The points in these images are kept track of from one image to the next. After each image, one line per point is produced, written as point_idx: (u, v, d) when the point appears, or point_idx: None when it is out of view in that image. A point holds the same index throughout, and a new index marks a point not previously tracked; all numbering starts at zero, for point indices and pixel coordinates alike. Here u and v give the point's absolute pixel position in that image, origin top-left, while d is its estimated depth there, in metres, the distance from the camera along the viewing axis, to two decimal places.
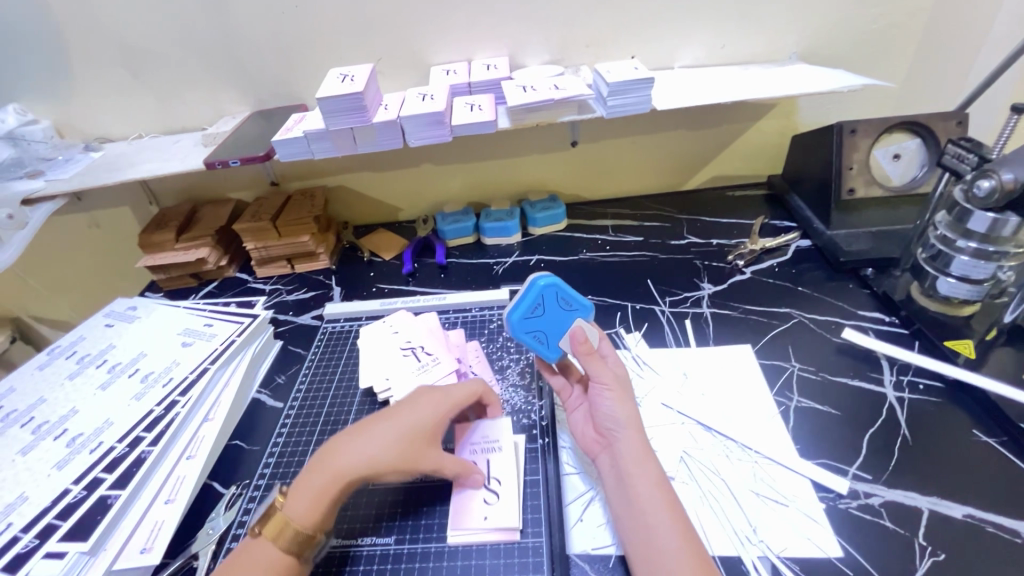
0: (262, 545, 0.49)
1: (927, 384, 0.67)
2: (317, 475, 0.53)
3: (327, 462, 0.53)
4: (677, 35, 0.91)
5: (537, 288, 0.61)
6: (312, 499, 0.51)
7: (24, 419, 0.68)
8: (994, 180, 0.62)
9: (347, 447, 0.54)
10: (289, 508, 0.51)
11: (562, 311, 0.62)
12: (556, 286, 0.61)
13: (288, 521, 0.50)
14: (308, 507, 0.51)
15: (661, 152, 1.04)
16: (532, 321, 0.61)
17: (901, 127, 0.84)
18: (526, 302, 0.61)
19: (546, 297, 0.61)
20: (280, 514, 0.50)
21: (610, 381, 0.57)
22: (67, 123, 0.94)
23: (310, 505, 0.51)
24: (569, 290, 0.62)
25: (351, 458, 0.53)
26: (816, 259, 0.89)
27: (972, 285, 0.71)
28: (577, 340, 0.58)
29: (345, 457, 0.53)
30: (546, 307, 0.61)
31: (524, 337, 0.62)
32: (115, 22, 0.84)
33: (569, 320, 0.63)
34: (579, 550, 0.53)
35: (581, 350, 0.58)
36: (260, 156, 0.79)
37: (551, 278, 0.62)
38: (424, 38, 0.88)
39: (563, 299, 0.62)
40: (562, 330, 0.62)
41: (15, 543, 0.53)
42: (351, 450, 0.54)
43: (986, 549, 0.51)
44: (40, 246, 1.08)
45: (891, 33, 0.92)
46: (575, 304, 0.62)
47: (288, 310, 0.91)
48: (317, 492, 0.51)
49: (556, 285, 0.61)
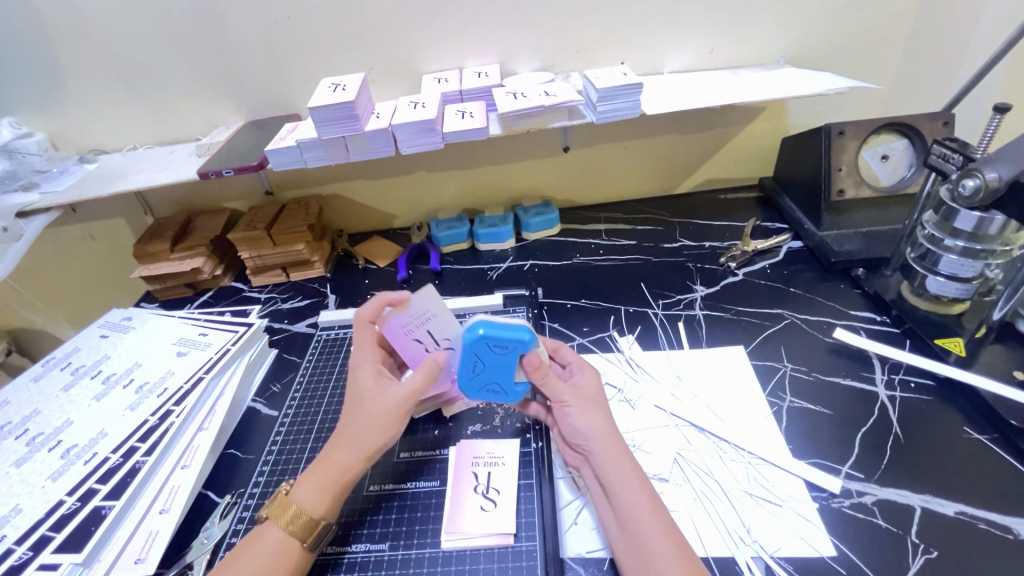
0: (264, 533, 0.51)
1: (919, 382, 0.68)
2: (324, 474, 0.54)
3: (326, 463, 0.54)
4: (665, 41, 0.92)
5: (466, 347, 0.56)
6: (325, 495, 0.53)
7: (18, 431, 0.68)
8: (979, 179, 0.61)
9: (344, 444, 0.55)
10: (301, 500, 0.52)
11: (502, 355, 0.56)
12: (484, 334, 0.55)
13: (298, 510, 0.51)
14: (317, 495, 0.52)
15: (652, 156, 1.04)
16: (478, 377, 0.58)
17: (889, 128, 0.85)
18: (462, 365, 0.57)
19: (478, 351, 0.56)
20: (291, 503, 0.52)
21: (569, 397, 0.57)
22: (61, 135, 0.95)
23: (324, 498, 0.52)
24: (497, 333, 0.55)
25: (352, 450, 0.54)
26: (807, 260, 0.89)
27: (960, 283, 0.72)
28: (531, 366, 0.56)
29: (346, 452, 0.54)
30: (483, 360, 0.57)
31: (480, 392, 0.60)
32: (109, 35, 0.85)
33: (513, 361, 0.56)
34: (573, 553, 0.54)
35: (536, 374, 0.57)
36: (254, 164, 0.80)
37: (476, 329, 0.56)
38: (414, 47, 0.89)
39: (496, 344, 0.56)
40: (510, 374, 0.57)
41: (10, 555, 0.53)
42: (346, 446, 0.55)
43: (976, 544, 0.51)
44: (37, 259, 1.08)
45: (877, 36, 0.94)
46: (511, 344, 0.55)
47: (283, 319, 0.91)
48: (323, 483, 0.53)
49: (482, 337, 0.55)
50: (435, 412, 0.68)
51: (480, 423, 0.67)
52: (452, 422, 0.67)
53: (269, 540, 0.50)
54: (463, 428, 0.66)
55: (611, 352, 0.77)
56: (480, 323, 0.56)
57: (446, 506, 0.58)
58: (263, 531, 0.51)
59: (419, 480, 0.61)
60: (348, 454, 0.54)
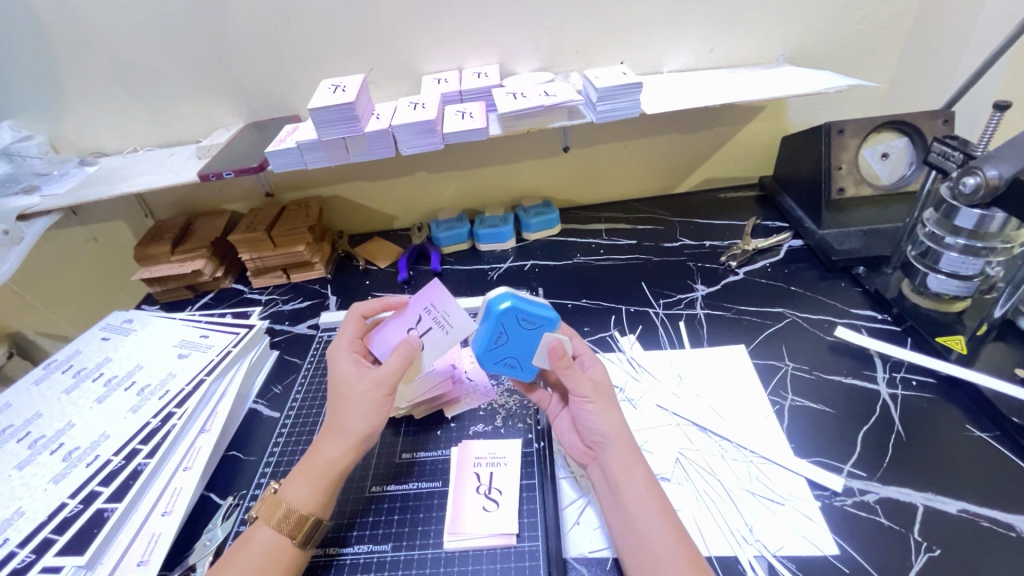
0: (257, 532, 0.51)
1: (920, 380, 0.68)
2: (311, 471, 0.54)
3: (314, 460, 0.55)
4: (665, 41, 0.92)
5: (493, 319, 0.56)
6: (312, 491, 0.53)
7: (20, 435, 0.68)
8: (979, 177, 0.61)
9: (329, 438, 0.55)
10: (290, 498, 0.52)
11: (527, 330, 0.57)
12: (513, 307, 0.56)
13: (287, 507, 0.51)
14: (305, 490, 0.53)
15: (653, 155, 1.04)
16: (498, 349, 0.58)
17: (889, 126, 0.85)
18: (485, 335, 0.57)
19: (504, 324, 0.57)
20: (280, 501, 0.52)
21: (591, 393, 0.56)
22: (61, 138, 0.95)
23: (312, 494, 0.53)
24: (527, 308, 0.56)
25: (338, 444, 0.55)
26: (808, 259, 0.89)
27: (961, 280, 0.72)
28: (555, 355, 0.55)
29: (332, 446, 0.55)
30: (508, 333, 0.57)
31: (495, 367, 0.60)
32: (110, 39, 0.85)
33: (536, 338, 0.58)
34: (576, 553, 0.54)
35: (560, 365, 0.56)
36: (254, 167, 0.80)
37: (505, 301, 0.56)
38: (414, 49, 0.90)
39: (523, 319, 0.57)
40: (530, 350, 0.58)
41: (13, 557, 0.53)
42: (332, 439, 0.55)
43: (979, 542, 0.51)
44: (37, 262, 1.08)
45: (876, 34, 0.94)
46: (540, 321, 0.57)
47: (284, 320, 0.91)
48: (311, 478, 0.53)
49: (512, 309, 0.56)
50: (436, 413, 0.69)
51: (481, 423, 0.67)
52: (453, 422, 0.67)
53: (263, 541, 0.50)
54: (465, 429, 0.66)
55: (612, 352, 0.77)
56: (508, 296, 0.57)
57: (448, 506, 0.58)
58: (255, 533, 0.51)
59: (421, 481, 0.61)
60: (334, 449, 0.55)
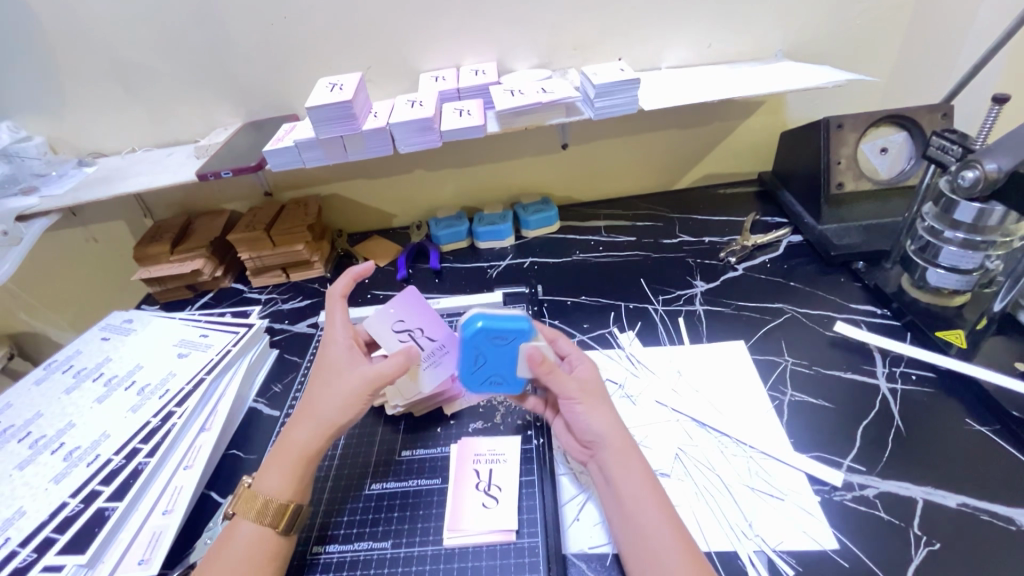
0: (239, 528, 0.51)
1: (920, 375, 0.68)
2: (285, 459, 0.54)
3: (288, 447, 0.54)
4: (662, 37, 0.92)
5: (466, 342, 0.56)
6: (288, 479, 0.53)
7: (21, 434, 0.68)
8: (978, 171, 0.60)
9: (303, 423, 0.55)
10: (265, 490, 0.52)
11: (502, 346, 0.57)
12: (485, 326, 0.56)
13: (262, 499, 0.51)
14: (280, 479, 0.53)
15: (651, 152, 1.04)
16: (481, 370, 0.58)
17: (889, 120, 0.85)
18: (464, 361, 0.57)
19: (478, 346, 0.56)
20: (256, 495, 0.52)
21: (577, 393, 0.56)
22: (60, 139, 0.95)
23: (288, 482, 0.53)
24: (495, 325, 0.56)
25: (310, 430, 0.55)
26: (807, 254, 0.89)
27: (961, 275, 0.71)
28: (534, 363, 0.54)
29: (306, 431, 0.55)
30: (485, 353, 0.57)
31: (483, 386, 0.59)
32: (107, 39, 0.85)
33: (514, 351, 0.57)
34: (576, 549, 0.54)
35: (541, 370, 0.54)
36: (253, 165, 0.80)
37: (475, 323, 0.56)
38: (411, 46, 0.89)
39: (496, 336, 0.56)
40: (512, 365, 0.57)
41: (15, 556, 0.53)
42: (306, 425, 0.55)
43: (979, 537, 0.51)
44: (38, 262, 1.08)
45: (875, 28, 0.93)
46: (511, 335, 0.55)
47: (284, 319, 0.91)
48: (285, 466, 0.53)
49: (482, 329, 0.55)
50: (435, 411, 0.69)
51: (481, 420, 0.67)
52: (452, 420, 0.67)
53: (245, 533, 0.50)
54: (465, 426, 0.66)
55: (611, 349, 0.77)
56: (478, 317, 0.56)
57: (447, 503, 0.58)
58: (238, 525, 0.51)
59: (420, 478, 0.61)
60: (307, 434, 0.55)
